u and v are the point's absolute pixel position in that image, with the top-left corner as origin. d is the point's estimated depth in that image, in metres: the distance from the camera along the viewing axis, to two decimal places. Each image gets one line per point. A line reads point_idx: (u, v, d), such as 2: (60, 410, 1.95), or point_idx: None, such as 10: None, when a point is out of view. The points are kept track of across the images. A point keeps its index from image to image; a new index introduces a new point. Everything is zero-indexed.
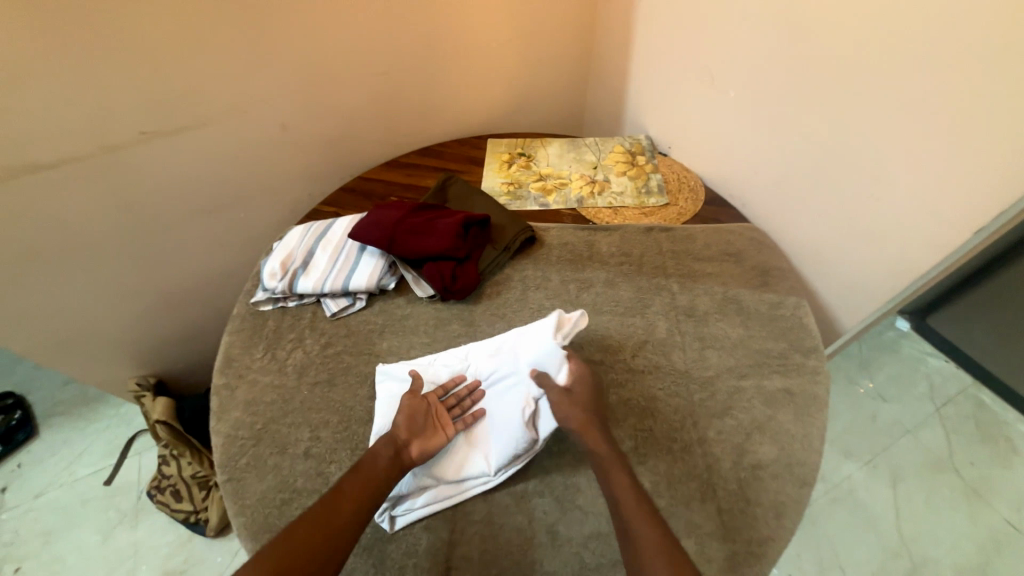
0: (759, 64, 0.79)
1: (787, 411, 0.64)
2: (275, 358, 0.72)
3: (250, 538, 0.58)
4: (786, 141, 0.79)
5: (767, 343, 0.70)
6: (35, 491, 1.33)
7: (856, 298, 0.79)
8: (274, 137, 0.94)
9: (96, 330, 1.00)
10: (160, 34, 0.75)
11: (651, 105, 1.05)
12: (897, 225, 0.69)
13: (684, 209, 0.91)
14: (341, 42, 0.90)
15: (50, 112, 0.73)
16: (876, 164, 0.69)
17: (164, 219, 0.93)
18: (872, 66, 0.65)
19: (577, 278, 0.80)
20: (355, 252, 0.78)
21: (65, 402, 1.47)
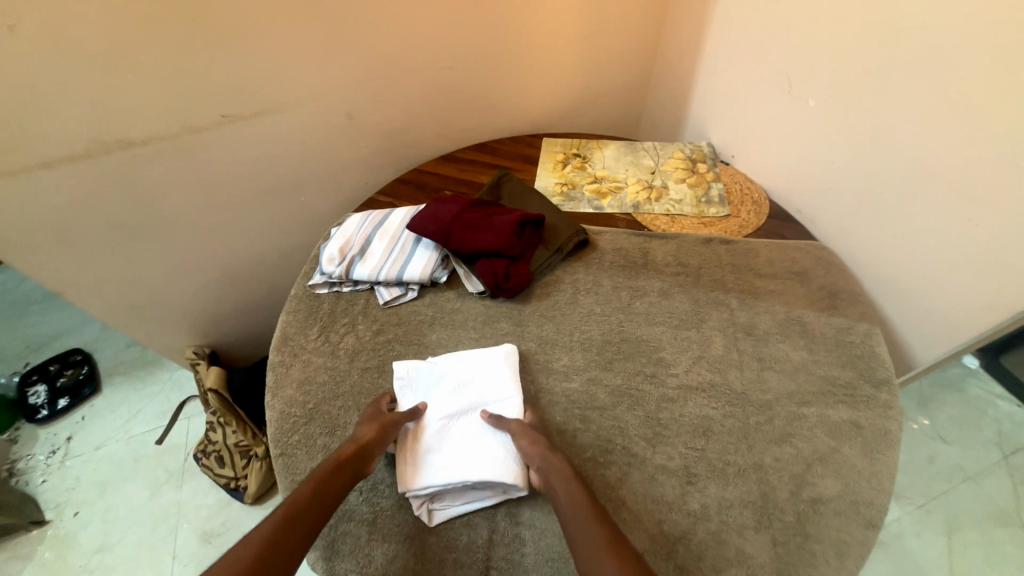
0: (845, 74, 0.74)
1: (853, 444, 0.60)
2: (328, 340, 0.74)
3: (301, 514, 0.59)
4: (869, 159, 0.74)
5: (833, 370, 0.66)
6: (96, 443, 1.43)
7: (934, 330, 0.73)
8: (338, 126, 0.97)
9: (162, 299, 1.06)
10: (245, 22, 0.79)
11: (716, 112, 1.01)
12: (993, 256, 0.63)
13: (747, 222, 0.87)
14: (409, 35, 0.91)
15: (142, 93, 0.78)
16: (976, 188, 0.63)
17: (232, 199, 0.97)
18: (982, 80, 0.59)
19: (630, 286, 0.78)
20: (410, 244, 0.79)
21: (126, 362, 1.58)
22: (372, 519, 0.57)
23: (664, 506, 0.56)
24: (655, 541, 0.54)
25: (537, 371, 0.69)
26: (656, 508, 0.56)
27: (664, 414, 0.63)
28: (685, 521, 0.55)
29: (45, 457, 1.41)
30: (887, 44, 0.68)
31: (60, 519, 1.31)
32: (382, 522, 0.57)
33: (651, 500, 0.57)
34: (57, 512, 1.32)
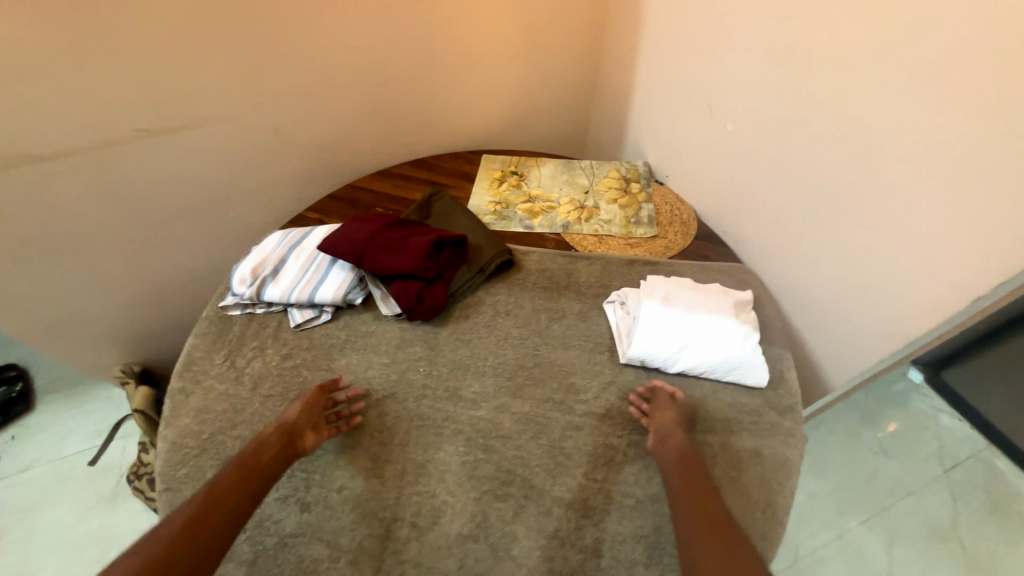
0: (761, 99, 0.75)
1: (752, 475, 0.59)
2: (233, 365, 0.71)
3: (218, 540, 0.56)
4: (783, 184, 0.75)
5: (742, 397, 0.66)
6: (24, 465, 1.37)
7: (846, 356, 0.74)
8: (266, 141, 0.94)
9: (83, 317, 1.01)
10: (156, 35, 0.76)
11: (650, 132, 1.02)
12: (891, 284, 0.64)
13: (673, 244, 0.87)
14: (338, 51, 0.90)
15: (43, 107, 0.74)
16: (874, 217, 0.64)
17: (154, 215, 0.94)
18: (876, 111, 0.61)
19: (550, 308, 0.77)
20: (326, 265, 0.77)
21: (63, 379, 1.51)
22: (253, 559, 0.55)
23: (556, 542, 0.55)
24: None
25: (443, 398, 0.67)
26: (548, 543, 0.55)
27: (568, 442, 0.62)
28: (576, 558, 0.54)
29: None
30: (796, 74, 0.69)
31: None
32: (262, 563, 0.54)
33: (544, 535, 0.55)
34: None
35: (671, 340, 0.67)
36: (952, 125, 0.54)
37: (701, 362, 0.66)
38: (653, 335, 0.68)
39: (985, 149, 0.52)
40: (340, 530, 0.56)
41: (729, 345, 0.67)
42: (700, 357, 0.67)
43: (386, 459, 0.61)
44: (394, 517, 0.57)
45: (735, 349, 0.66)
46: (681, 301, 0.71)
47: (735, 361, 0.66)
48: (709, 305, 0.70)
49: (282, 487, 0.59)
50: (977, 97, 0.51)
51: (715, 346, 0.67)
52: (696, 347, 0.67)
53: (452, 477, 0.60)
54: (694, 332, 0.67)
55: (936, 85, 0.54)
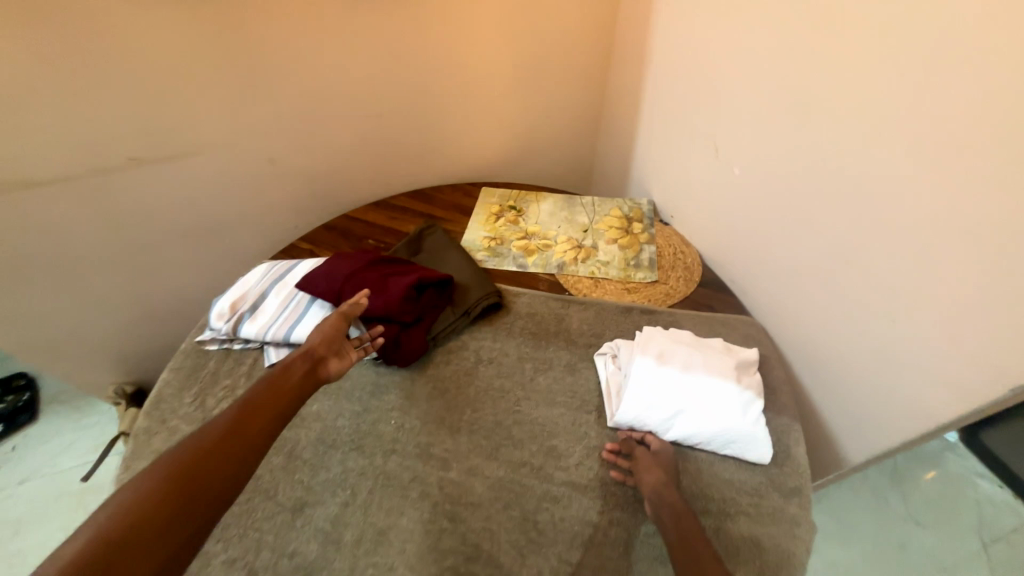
0: (770, 144, 0.71)
1: (749, 569, 0.52)
2: (201, 405, 0.69)
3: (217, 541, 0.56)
4: (795, 235, 0.70)
5: (740, 473, 0.59)
6: (21, 477, 1.37)
7: (864, 428, 0.65)
8: (262, 170, 0.94)
9: (76, 337, 1.01)
10: (154, 68, 0.77)
11: (656, 169, 0.97)
12: (914, 354, 0.57)
13: (674, 290, 0.82)
14: (337, 84, 0.90)
15: (41, 135, 0.75)
16: (896, 278, 0.58)
17: (148, 240, 0.94)
18: (895, 164, 0.55)
19: (536, 357, 0.72)
20: (306, 302, 0.74)
21: (68, 391, 1.53)
22: None
23: None
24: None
25: (414, 455, 0.62)
26: None
27: (542, 515, 0.56)
28: None
29: None
30: (807, 119, 0.65)
31: None
32: None
33: None
34: None
35: (662, 405, 0.61)
36: (981, 184, 0.48)
37: (696, 432, 0.60)
38: (642, 398, 0.62)
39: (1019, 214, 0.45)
40: None
41: (728, 414, 0.60)
42: (695, 426, 0.60)
43: (344, 523, 0.57)
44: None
45: (734, 419, 0.60)
46: (677, 359, 0.65)
47: (734, 433, 0.59)
48: (708, 365, 0.64)
49: (233, 548, 0.55)
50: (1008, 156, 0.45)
51: (711, 414, 0.60)
52: (690, 415, 0.60)
53: (413, 549, 0.54)
54: (689, 397, 0.61)
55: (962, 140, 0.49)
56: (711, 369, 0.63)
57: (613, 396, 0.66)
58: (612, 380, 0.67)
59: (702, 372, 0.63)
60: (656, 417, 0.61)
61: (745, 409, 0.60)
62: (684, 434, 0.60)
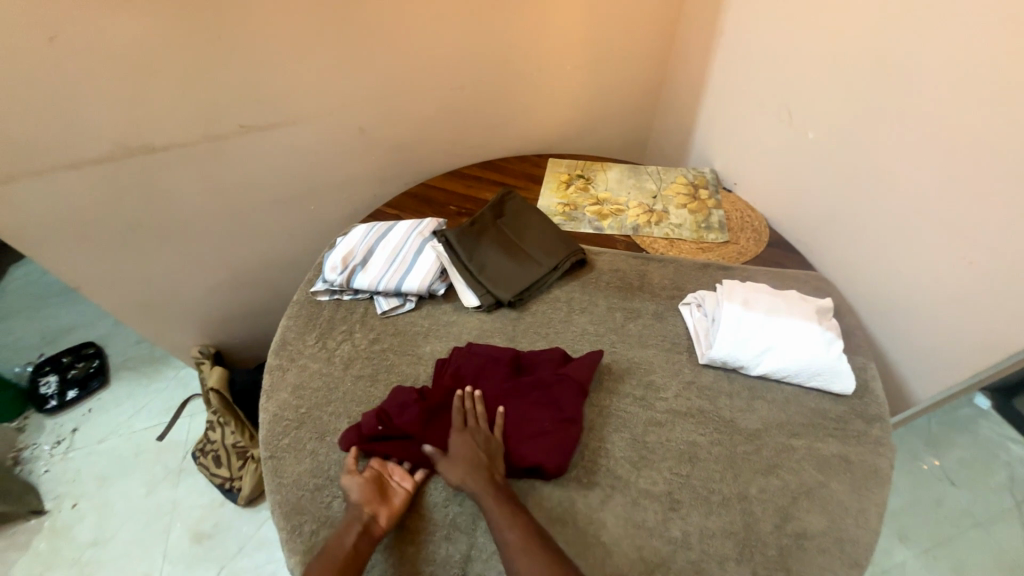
0: (846, 108, 0.75)
1: (841, 480, 0.60)
2: (325, 347, 0.76)
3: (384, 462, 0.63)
4: (867, 193, 0.75)
5: (825, 403, 0.66)
6: (101, 435, 1.39)
7: (931, 368, 0.72)
8: (351, 140, 1.00)
9: (173, 297, 1.08)
10: (266, 39, 0.82)
11: (719, 140, 1.02)
12: (990, 298, 0.63)
13: (745, 250, 0.88)
14: (423, 57, 0.95)
15: (166, 103, 0.81)
16: (971, 229, 0.63)
17: (246, 206, 1.00)
18: (981, 122, 0.60)
19: (624, 307, 0.79)
20: (410, 256, 0.82)
21: (136, 358, 1.54)
22: None
23: (645, 531, 0.56)
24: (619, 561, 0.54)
25: None
26: (637, 533, 0.56)
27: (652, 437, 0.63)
28: (665, 548, 0.55)
29: (50, 446, 1.37)
30: (885, 83, 0.69)
31: (58, 511, 1.26)
32: None
33: (632, 524, 0.57)
34: (56, 502, 1.28)
35: (753, 346, 0.67)
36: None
37: (785, 366, 0.66)
38: (733, 338, 0.68)
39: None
40: (434, 506, 0.59)
41: (812, 350, 0.66)
42: (784, 361, 0.66)
43: None
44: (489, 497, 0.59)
45: (818, 355, 0.66)
46: (762, 305, 0.71)
47: (820, 365, 0.66)
48: (790, 309, 0.70)
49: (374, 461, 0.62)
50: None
51: (797, 348, 0.67)
52: (777, 351, 0.67)
53: None
54: (775, 334, 0.67)
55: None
56: (791, 314, 0.69)
57: (703, 341, 0.72)
58: (699, 327, 0.73)
59: (782, 315, 0.69)
60: (748, 355, 0.67)
61: (826, 346, 0.67)
62: (775, 368, 0.67)
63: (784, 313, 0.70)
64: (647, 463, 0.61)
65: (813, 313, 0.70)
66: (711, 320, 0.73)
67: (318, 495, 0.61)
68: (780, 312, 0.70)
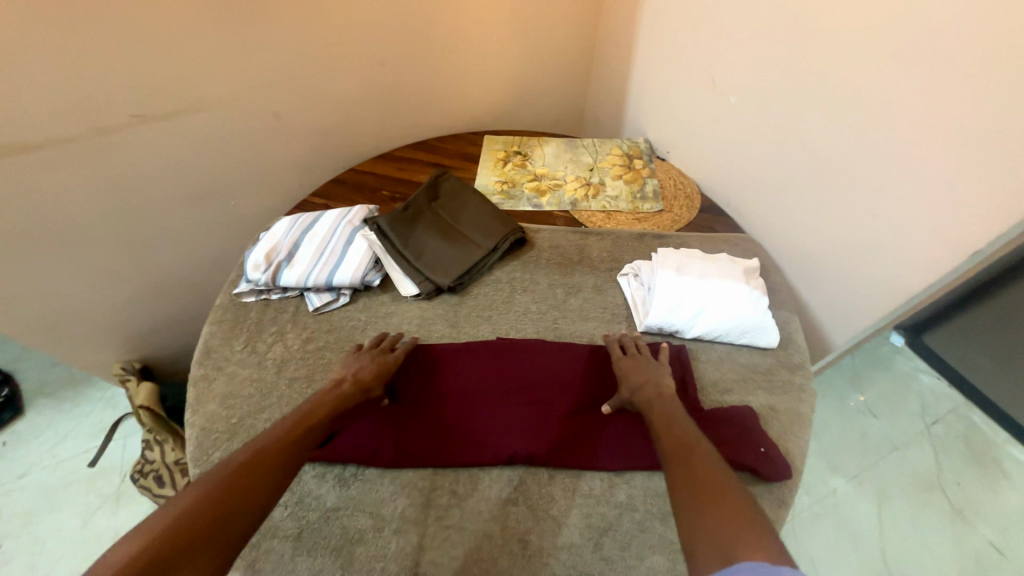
0: (764, 71, 0.77)
1: (769, 429, 0.63)
2: (254, 351, 0.71)
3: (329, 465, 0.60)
4: (785, 154, 0.78)
5: (754, 358, 0.70)
6: (20, 469, 1.26)
7: (846, 315, 0.78)
8: (267, 126, 0.92)
9: (81, 313, 0.97)
10: (150, 14, 0.73)
11: (649, 109, 1.03)
12: (893, 246, 0.67)
13: (679, 217, 0.90)
14: (337, 31, 0.88)
15: (38, 94, 0.70)
16: (879, 183, 0.67)
17: (155, 205, 0.90)
18: (883, 79, 0.62)
19: (565, 283, 0.79)
20: (340, 248, 0.77)
21: (53, 382, 1.40)
22: (297, 533, 0.55)
23: (592, 499, 0.58)
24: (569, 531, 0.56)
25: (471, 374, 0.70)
26: (584, 501, 0.58)
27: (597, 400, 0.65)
28: (612, 513, 0.57)
29: None
30: (796, 45, 0.71)
31: None
32: (308, 535, 0.55)
33: (580, 494, 0.58)
34: None
35: (684, 311, 0.70)
36: (965, 88, 0.55)
37: (714, 326, 0.69)
38: (666, 304, 0.70)
39: (997, 113, 0.53)
40: (382, 500, 0.58)
41: (738, 310, 0.69)
42: (713, 322, 0.69)
43: None
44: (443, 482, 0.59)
45: (743, 315, 0.69)
46: (694, 270, 0.73)
47: (746, 323, 0.69)
48: (719, 272, 0.73)
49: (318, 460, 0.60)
50: (991, 59, 0.52)
51: (725, 310, 0.70)
52: (706, 314, 0.70)
53: None
54: (705, 298, 0.70)
55: (948, 49, 0.55)
56: (719, 278, 0.72)
57: (640, 310, 0.73)
58: (636, 297, 0.75)
59: (710, 279, 0.71)
60: (681, 319, 0.70)
61: (751, 307, 0.70)
62: (705, 329, 0.70)
63: (713, 277, 0.72)
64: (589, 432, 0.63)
65: (739, 274, 0.73)
66: (647, 288, 0.74)
67: None
68: (709, 277, 0.72)
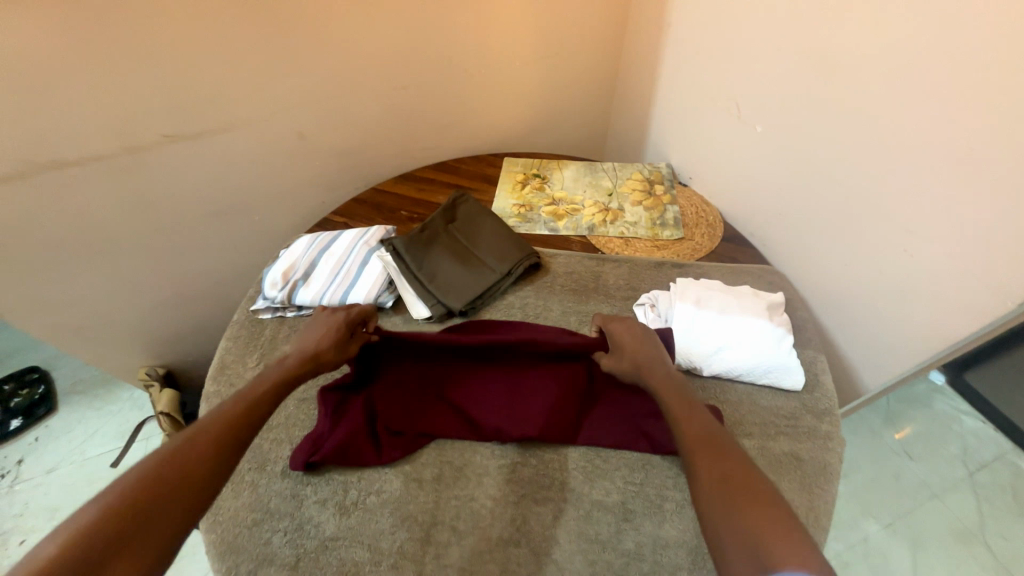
0: (792, 99, 0.74)
1: (792, 479, 0.59)
2: (266, 369, 0.72)
3: (331, 493, 0.59)
4: (814, 185, 0.74)
5: (776, 400, 0.66)
6: (49, 465, 1.31)
7: (879, 356, 0.73)
8: (292, 145, 0.95)
9: (109, 320, 1.01)
10: (186, 40, 0.76)
11: (673, 134, 1.01)
12: (930, 286, 0.63)
13: (700, 245, 0.88)
14: (363, 56, 0.91)
15: (73, 113, 0.75)
16: (914, 219, 0.63)
17: (183, 219, 0.94)
18: (919, 111, 0.59)
19: (579, 311, 0.78)
20: (355, 269, 0.78)
21: (86, 381, 1.45)
22: (294, 562, 0.55)
23: (597, 545, 0.55)
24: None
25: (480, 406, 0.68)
26: (589, 547, 0.55)
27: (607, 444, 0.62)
28: (618, 561, 0.54)
29: None
30: (826, 74, 0.68)
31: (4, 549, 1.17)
32: (304, 565, 0.55)
33: (585, 538, 0.56)
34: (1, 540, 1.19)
35: (700, 347, 0.67)
36: (1010, 124, 0.51)
37: (732, 366, 0.66)
38: (683, 340, 0.67)
39: None
40: (380, 532, 0.56)
41: (759, 351, 0.66)
42: (732, 361, 0.66)
43: (421, 462, 0.62)
44: (444, 524, 0.57)
45: (764, 355, 0.66)
46: (713, 304, 0.70)
47: (766, 365, 0.66)
48: (740, 307, 0.70)
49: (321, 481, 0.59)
50: None
51: (745, 349, 0.66)
52: (724, 352, 0.67)
53: (490, 476, 0.61)
54: (723, 335, 0.67)
55: (990, 83, 0.52)
56: (740, 316, 0.68)
57: None
58: (652, 330, 0.73)
59: (730, 316, 0.68)
60: (698, 356, 0.67)
61: (772, 348, 0.66)
62: (723, 368, 0.66)
63: (733, 314, 0.69)
64: (597, 473, 0.60)
65: (762, 310, 0.69)
66: (664, 322, 0.72)
67: (258, 531, 0.57)
68: (729, 313, 0.69)
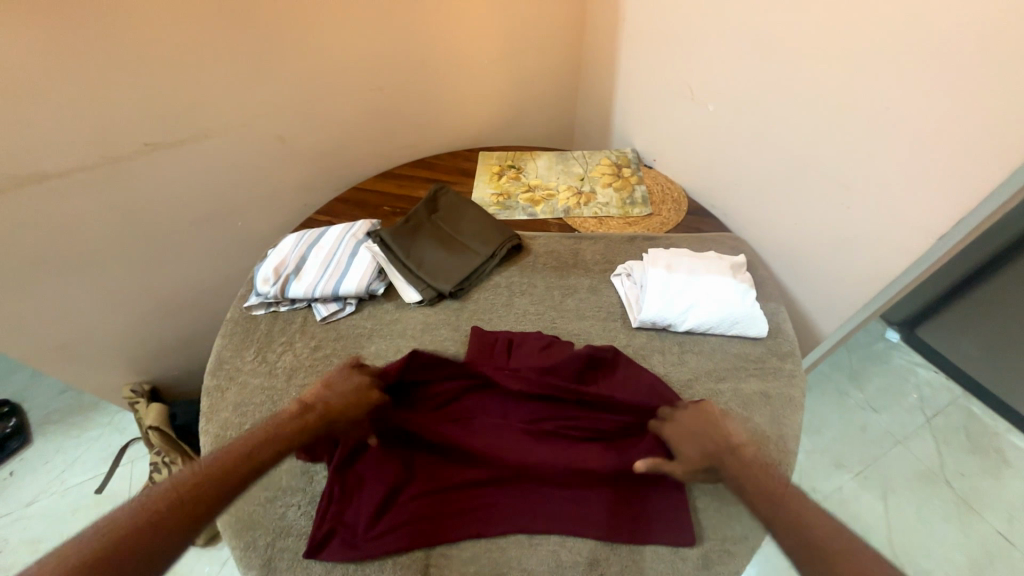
0: (739, 79, 0.82)
1: (763, 413, 0.66)
2: (265, 360, 0.74)
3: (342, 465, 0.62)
4: (763, 155, 0.82)
5: (745, 347, 0.73)
6: (28, 498, 1.26)
7: (832, 305, 0.81)
8: (272, 149, 0.98)
9: (93, 336, 1.00)
10: (165, 49, 0.78)
11: (635, 121, 1.08)
12: (868, 234, 0.71)
13: (668, 220, 0.94)
14: (338, 59, 0.94)
15: (55, 125, 0.75)
16: (849, 176, 0.71)
17: (166, 228, 0.95)
18: (844, 80, 0.67)
19: (562, 285, 0.83)
20: (345, 260, 0.81)
21: (61, 409, 1.41)
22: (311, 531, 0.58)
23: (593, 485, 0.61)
24: (565, 519, 0.58)
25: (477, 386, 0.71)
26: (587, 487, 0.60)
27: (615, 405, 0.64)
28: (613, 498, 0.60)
29: None
30: (765, 55, 0.77)
31: None
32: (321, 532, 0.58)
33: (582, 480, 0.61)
34: None
35: (673, 306, 0.73)
36: (922, 88, 0.60)
37: (703, 320, 0.72)
38: (657, 301, 0.73)
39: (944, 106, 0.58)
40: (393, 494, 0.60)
41: (726, 305, 0.73)
42: (702, 316, 0.72)
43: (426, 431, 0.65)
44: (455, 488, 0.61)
45: (731, 309, 0.72)
46: (683, 267, 0.76)
47: (733, 317, 0.72)
48: (707, 267, 0.76)
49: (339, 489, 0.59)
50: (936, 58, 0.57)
51: (713, 305, 0.73)
52: (695, 308, 0.73)
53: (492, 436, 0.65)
54: (693, 294, 0.73)
55: (902, 54, 0.61)
56: (707, 276, 0.75)
57: (634, 308, 0.77)
58: (630, 296, 0.78)
59: (699, 277, 0.75)
60: (672, 314, 0.73)
61: (738, 303, 0.73)
62: (696, 322, 0.73)
63: (701, 275, 0.75)
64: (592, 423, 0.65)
65: (726, 269, 0.76)
66: (640, 287, 0.77)
67: (272, 507, 0.60)
68: (697, 274, 0.75)
